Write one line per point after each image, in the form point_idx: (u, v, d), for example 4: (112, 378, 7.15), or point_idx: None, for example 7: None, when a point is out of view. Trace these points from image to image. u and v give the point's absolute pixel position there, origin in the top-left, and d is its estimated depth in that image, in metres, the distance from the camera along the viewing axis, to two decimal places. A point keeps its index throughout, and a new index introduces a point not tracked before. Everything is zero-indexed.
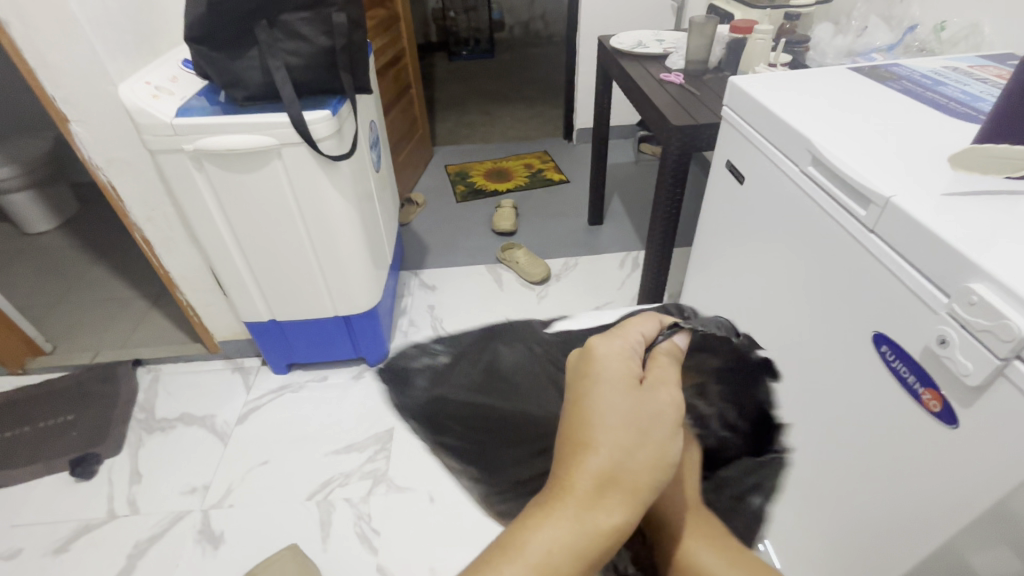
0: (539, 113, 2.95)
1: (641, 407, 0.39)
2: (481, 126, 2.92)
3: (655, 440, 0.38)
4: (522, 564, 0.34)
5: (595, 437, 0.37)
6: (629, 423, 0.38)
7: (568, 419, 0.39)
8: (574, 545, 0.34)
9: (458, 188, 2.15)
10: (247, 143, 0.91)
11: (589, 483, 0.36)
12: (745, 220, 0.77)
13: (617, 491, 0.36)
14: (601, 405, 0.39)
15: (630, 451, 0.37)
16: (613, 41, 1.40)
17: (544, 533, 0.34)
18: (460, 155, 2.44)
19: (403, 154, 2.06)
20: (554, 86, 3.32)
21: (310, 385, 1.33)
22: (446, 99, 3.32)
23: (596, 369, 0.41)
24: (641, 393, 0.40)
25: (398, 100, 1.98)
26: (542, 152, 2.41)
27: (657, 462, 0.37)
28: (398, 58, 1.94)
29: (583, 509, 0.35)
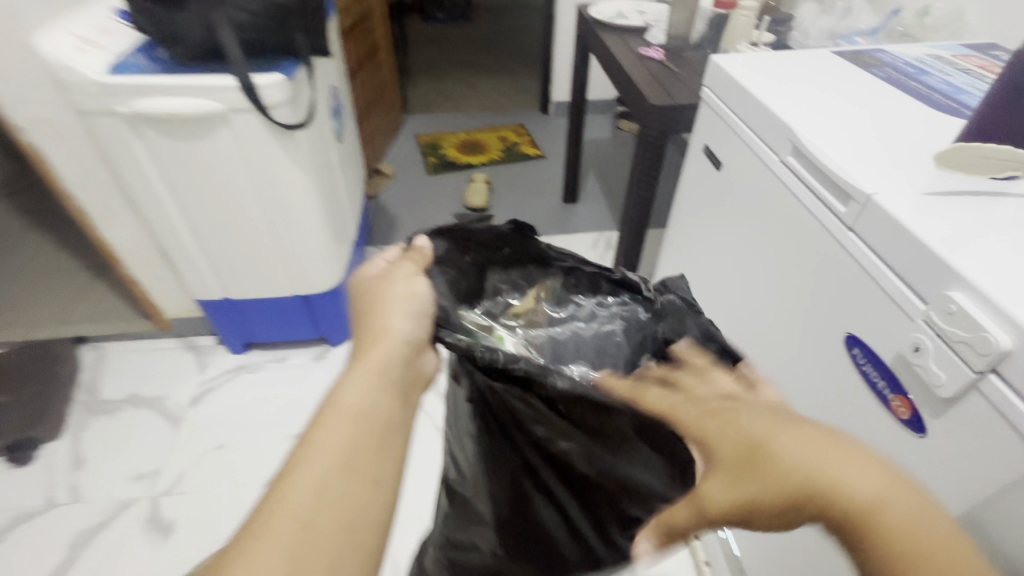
0: (516, 84, 2.85)
1: (388, 284, 0.46)
2: (455, 95, 2.80)
3: (400, 294, 0.45)
4: (335, 423, 0.37)
5: (366, 320, 0.44)
6: (386, 299, 0.44)
7: (355, 325, 0.46)
8: (364, 389, 0.39)
9: (429, 160, 2.07)
10: (190, 107, 0.82)
11: (362, 350, 0.42)
12: (720, 209, 0.74)
13: (384, 339, 0.42)
14: (366, 309, 0.45)
15: (385, 314, 0.44)
16: (592, 11, 1.33)
17: (342, 397, 0.39)
18: (432, 125, 2.34)
19: (371, 122, 1.96)
20: (532, 55, 3.21)
21: (268, 366, 1.27)
22: (420, 64, 3.17)
23: (356, 284, 0.48)
24: (384, 281, 0.46)
25: (366, 64, 1.87)
26: (517, 124, 2.34)
27: (412, 307, 0.44)
28: (365, 18, 1.82)
29: (361, 366, 0.40)
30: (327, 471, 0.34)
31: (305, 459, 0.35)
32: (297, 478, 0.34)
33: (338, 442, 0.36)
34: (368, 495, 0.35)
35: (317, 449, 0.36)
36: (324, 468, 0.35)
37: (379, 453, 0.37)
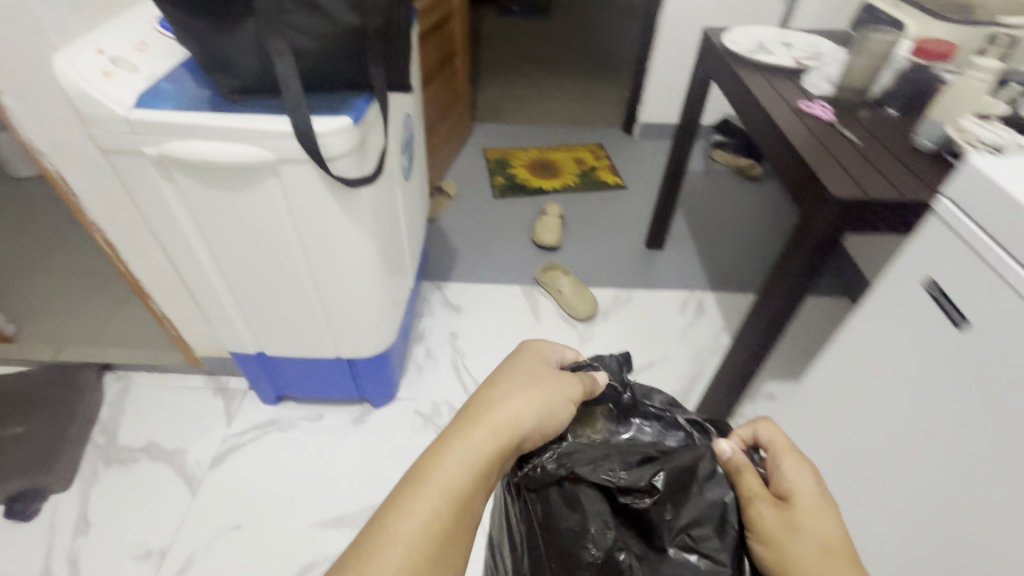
0: (595, 95, 2.60)
1: (542, 388, 0.48)
2: (526, 102, 2.58)
3: (541, 399, 0.47)
4: (432, 487, 0.41)
5: (499, 399, 0.47)
6: (526, 395, 0.47)
7: (486, 387, 0.49)
8: (467, 468, 0.42)
9: (496, 180, 1.88)
10: (234, 154, 0.65)
11: (484, 430, 0.44)
12: (971, 383, 0.52)
13: (505, 432, 0.44)
14: (496, 385, 0.49)
15: (512, 405, 0.46)
16: (725, 37, 1.09)
17: (448, 458, 0.43)
18: (502, 137, 2.14)
19: (437, 135, 1.77)
20: (614, 62, 2.94)
21: (302, 425, 1.12)
22: (492, 62, 2.95)
23: (516, 365, 0.52)
24: (541, 377, 0.50)
25: (440, 70, 1.68)
26: (596, 144, 2.10)
27: (541, 422, 0.46)
28: (445, 20, 1.63)
29: (475, 443, 0.43)
30: (416, 528, 0.40)
31: (409, 514, 0.40)
32: (396, 521, 0.40)
33: (431, 507, 0.40)
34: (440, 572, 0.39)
35: (415, 506, 0.40)
36: (414, 528, 0.40)
37: (463, 538, 0.41)
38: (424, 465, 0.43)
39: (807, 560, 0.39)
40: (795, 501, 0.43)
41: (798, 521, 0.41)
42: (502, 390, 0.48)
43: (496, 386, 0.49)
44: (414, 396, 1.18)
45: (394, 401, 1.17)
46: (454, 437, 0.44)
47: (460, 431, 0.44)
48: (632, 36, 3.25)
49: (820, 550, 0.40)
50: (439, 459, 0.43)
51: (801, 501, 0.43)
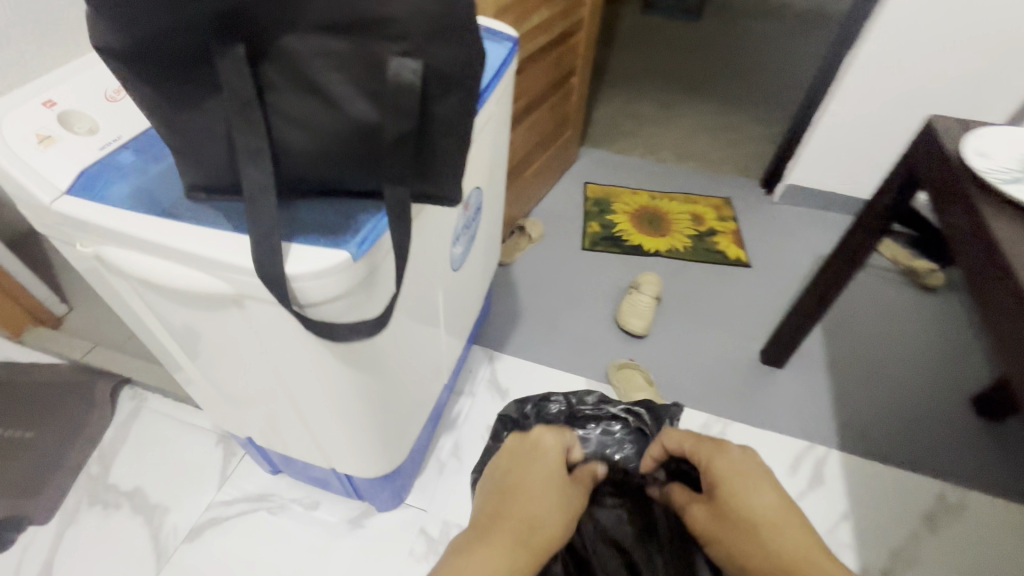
0: (733, 133, 2.20)
1: (560, 493, 0.66)
2: (646, 127, 2.23)
3: (559, 499, 0.65)
4: None
5: (530, 496, 0.63)
6: (548, 499, 0.64)
7: (511, 482, 0.66)
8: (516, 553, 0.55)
9: (591, 226, 1.60)
10: (183, 282, 0.45)
11: (524, 545, 0.57)
12: None
13: (534, 532, 0.59)
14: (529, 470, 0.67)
15: (543, 523, 0.61)
16: (971, 135, 0.72)
17: (484, 561, 0.53)
18: (611, 170, 1.84)
19: (532, 165, 1.51)
20: (767, 93, 2.48)
21: (292, 511, 0.96)
22: (622, 69, 2.60)
23: (539, 460, 0.69)
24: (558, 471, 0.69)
25: (551, 93, 1.42)
26: (722, 197, 1.73)
27: (563, 514, 0.64)
28: (569, 34, 1.36)
29: (512, 542, 0.56)
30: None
31: None
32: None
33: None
34: None
35: None
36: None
37: None
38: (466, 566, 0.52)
39: (742, 515, 0.63)
40: (727, 498, 0.65)
41: (726, 474, 0.66)
42: (529, 480, 0.65)
43: (528, 473, 0.67)
44: (425, 506, 0.98)
45: (401, 507, 0.98)
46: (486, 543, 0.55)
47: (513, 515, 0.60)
48: (793, 60, 2.74)
49: (747, 528, 0.62)
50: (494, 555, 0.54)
51: (740, 492, 0.64)
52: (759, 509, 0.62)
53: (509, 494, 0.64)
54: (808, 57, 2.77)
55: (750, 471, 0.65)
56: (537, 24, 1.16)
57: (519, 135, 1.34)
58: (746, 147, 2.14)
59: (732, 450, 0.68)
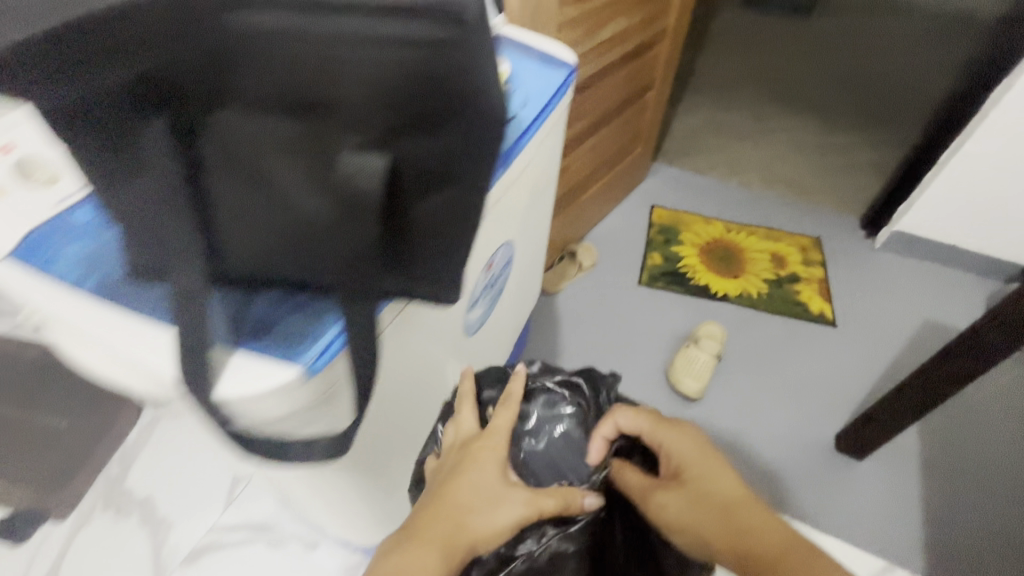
0: (834, 158, 1.93)
1: (493, 490, 0.53)
2: (732, 142, 2.00)
3: (494, 499, 0.52)
4: None
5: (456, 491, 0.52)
6: (470, 491, 0.52)
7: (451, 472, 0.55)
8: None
9: (653, 257, 1.44)
10: (105, 367, 0.44)
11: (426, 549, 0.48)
12: None
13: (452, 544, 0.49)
14: (470, 477, 0.53)
15: (459, 521, 0.50)
16: None
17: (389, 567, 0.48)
18: (683, 193, 1.66)
19: (594, 185, 1.38)
20: (881, 110, 2.16)
21: (291, 548, 0.92)
22: (712, 72, 2.36)
23: (478, 443, 0.56)
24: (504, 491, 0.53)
25: (622, 109, 1.27)
26: (811, 236, 1.50)
27: (491, 514, 0.51)
28: (651, 44, 1.20)
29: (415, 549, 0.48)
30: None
31: None
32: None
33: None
34: None
35: None
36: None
37: None
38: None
39: (716, 503, 0.56)
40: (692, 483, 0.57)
41: (693, 460, 0.59)
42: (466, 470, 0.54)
43: (467, 481, 0.53)
44: None
45: None
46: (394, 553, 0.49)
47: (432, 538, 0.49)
48: (917, 73, 2.36)
49: (725, 513, 0.55)
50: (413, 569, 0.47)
51: (702, 475, 0.58)
52: (725, 493, 0.56)
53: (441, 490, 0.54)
54: (935, 70, 2.38)
55: (711, 453, 0.59)
56: (609, 36, 1.02)
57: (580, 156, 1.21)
58: (847, 175, 1.86)
59: (688, 434, 0.61)
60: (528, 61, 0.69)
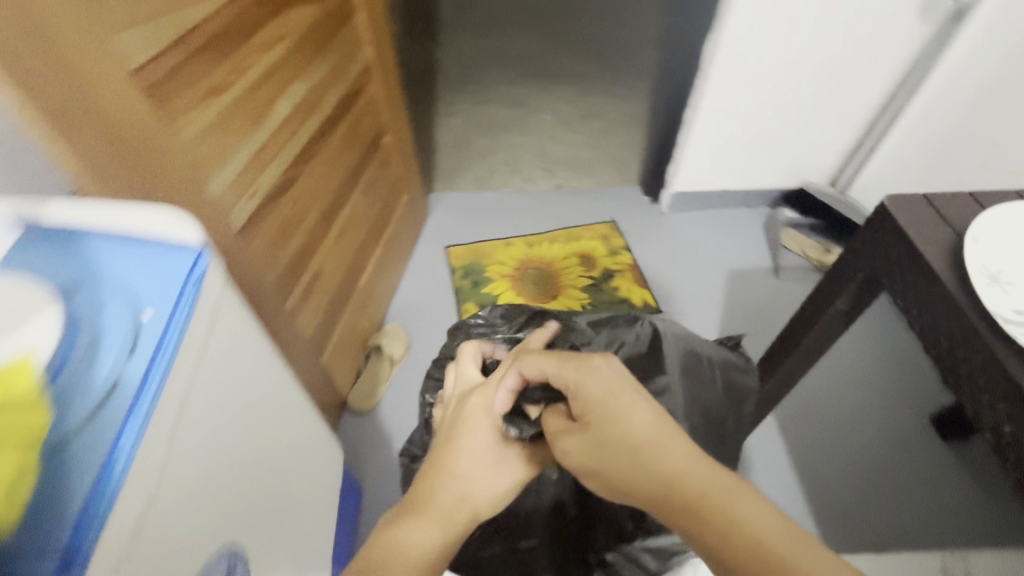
0: (597, 124, 1.94)
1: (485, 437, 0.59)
2: (501, 139, 1.90)
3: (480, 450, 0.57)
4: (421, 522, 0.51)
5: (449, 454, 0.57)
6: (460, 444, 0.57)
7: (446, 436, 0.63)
8: (444, 542, 0.50)
9: (468, 310, 1.26)
10: None
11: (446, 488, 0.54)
12: None
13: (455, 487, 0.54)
14: (463, 440, 0.58)
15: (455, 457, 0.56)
16: (977, 246, 0.47)
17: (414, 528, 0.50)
18: (473, 219, 1.50)
19: (369, 265, 1.13)
20: (619, 62, 2.23)
21: None
22: (457, 66, 2.22)
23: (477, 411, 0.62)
24: (491, 445, 0.58)
25: (360, 175, 1.03)
26: (607, 221, 1.46)
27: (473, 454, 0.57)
28: (357, 94, 0.95)
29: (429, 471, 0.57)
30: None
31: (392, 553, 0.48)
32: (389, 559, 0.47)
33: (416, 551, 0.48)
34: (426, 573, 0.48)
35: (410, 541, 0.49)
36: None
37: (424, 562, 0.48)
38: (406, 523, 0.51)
39: (622, 447, 0.46)
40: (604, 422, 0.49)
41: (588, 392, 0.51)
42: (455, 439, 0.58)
43: (456, 451, 0.57)
44: None
45: None
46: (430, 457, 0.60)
47: (435, 493, 0.54)
48: (633, 16, 2.48)
49: (633, 455, 0.45)
50: (416, 524, 0.50)
51: (614, 414, 0.48)
52: (652, 438, 0.46)
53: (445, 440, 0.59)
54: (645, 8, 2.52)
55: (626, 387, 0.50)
56: (291, 115, 0.76)
57: (331, 252, 0.95)
58: (614, 139, 1.88)
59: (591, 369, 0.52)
60: (141, 252, 0.43)
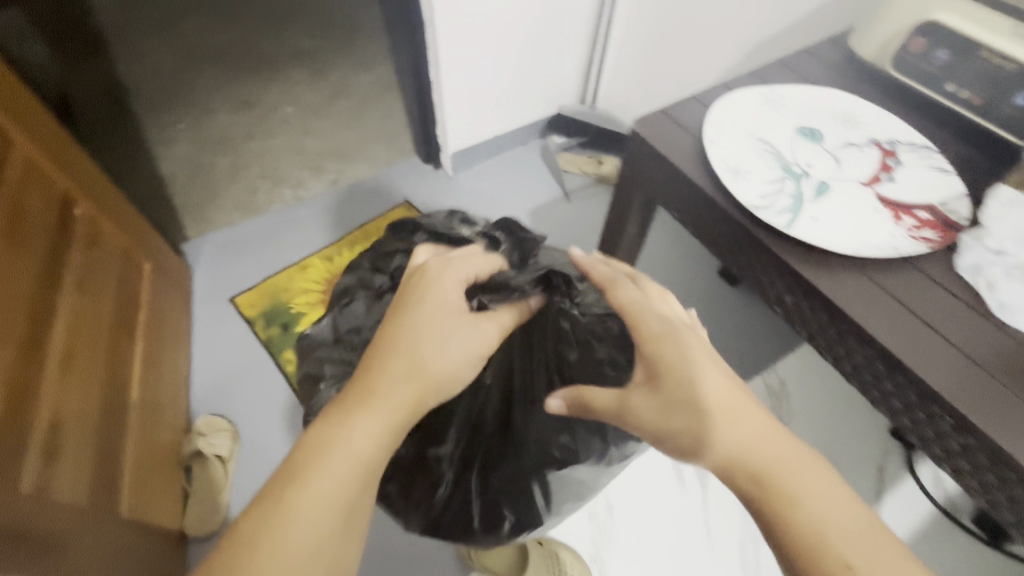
0: (349, 105, 1.79)
1: (437, 310, 0.53)
2: (247, 151, 1.65)
3: (443, 331, 0.52)
4: (338, 459, 0.43)
5: (403, 341, 0.50)
6: (415, 329, 0.52)
7: (386, 317, 0.54)
8: (392, 425, 0.46)
9: (289, 360, 1.10)
10: None
11: (401, 389, 0.48)
12: None
13: (414, 381, 0.49)
14: (419, 315, 0.53)
15: (420, 355, 0.50)
16: (717, 139, 0.51)
17: (355, 435, 0.45)
18: (252, 255, 1.28)
19: (138, 361, 0.89)
20: (344, 33, 2.07)
21: None
22: (157, 89, 1.84)
23: (427, 291, 0.55)
24: (451, 312, 0.54)
25: (65, 267, 0.77)
26: (402, 204, 1.37)
27: (424, 352, 0.51)
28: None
29: (364, 376, 0.49)
30: (344, 487, 0.42)
31: (309, 483, 0.42)
32: (298, 494, 0.41)
33: (339, 484, 0.42)
34: (352, 490, 0.43)
35: (320, 482, 0.42)
36: (344, 477, 0.43)
37: (349, 493, 0.42)
38: (327, 444, 0.44)
39: (734, 426, 0.43)
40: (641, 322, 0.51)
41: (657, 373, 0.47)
42: (406, 325, 0.52)
43: (414, 319, 0.52)
44: None
45: None
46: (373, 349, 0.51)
47: (384, 371, 0.49)
48: None
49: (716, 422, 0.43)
50: (354, 414, 0.46)
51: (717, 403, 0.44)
52: (769, 446, 0.42)
53: (393, 319, 0.53)
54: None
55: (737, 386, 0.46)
56: None
57: (70, 373, 0.72)
58: (371, 113, 1.75)
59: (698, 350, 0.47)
60: None
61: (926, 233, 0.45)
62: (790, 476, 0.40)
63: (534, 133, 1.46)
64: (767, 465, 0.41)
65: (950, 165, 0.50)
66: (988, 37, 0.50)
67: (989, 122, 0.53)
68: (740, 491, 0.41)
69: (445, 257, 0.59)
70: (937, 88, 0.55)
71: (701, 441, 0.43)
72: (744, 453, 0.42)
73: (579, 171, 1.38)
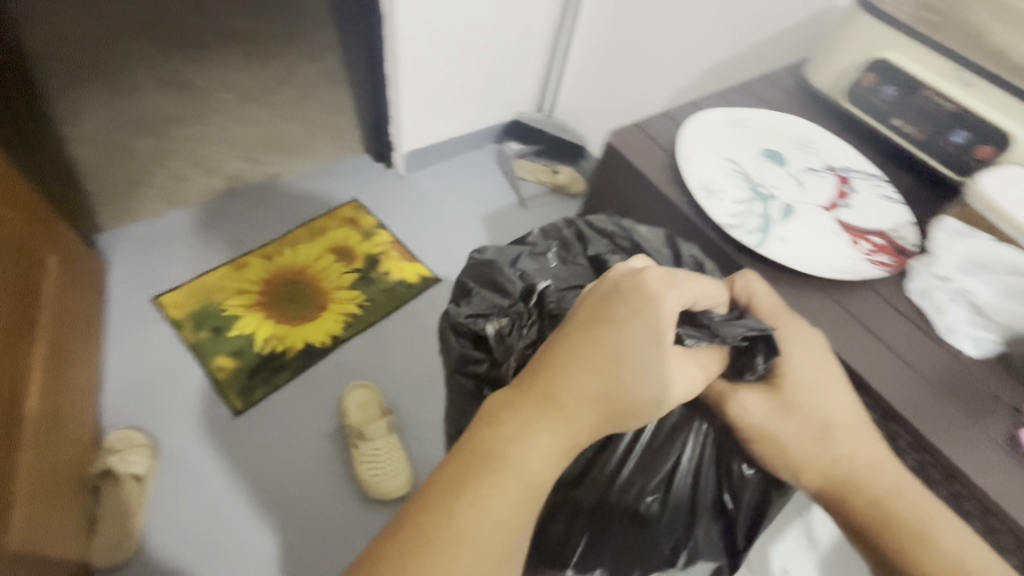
0: (292, 94, 1.69)
1: (641, 317, 0.40)
2: (173, 137, 1.50)
3: (645, 348, 0.40)
4: (507, 478, 0.35)
5: (599, 348, 0.39)
6: (615, 337, 0.39)
7: (580, 312, 0.42)
8: (567, 453, 0.37)
9: (221, 364, 1.01)
10: None
11: (593, 407, 0.38)
12: None
13: (610, 402, 0.38)
14: (624, 322, 0.40)
15: (617, 371, 0.39)
16: (689, 153, 0.52)
17: (531, 451, 0.36)
18: (178, 249, 1.17)
19: (38, 366, 0.78)
20: (287, 19, 1.95)
21: None
22: (66, 62, 1.65)
23: (633, 291, 0.42)
24: (664, 331, 0.40)
25: None
26: (350, 202, 1.30)
27: (613, 369, 0.39)
28: None
29: (547, 381, 0.38)
30: (516, 515, 0.35)
31: (477, 503, 0.35)
32: (465, 507, 0.34)
33: (508, 507, 0.35)
34: (518, 521, 0.35)
35: (489, 503, 0.35)
36: (518, 503, 0.35)
37: (520, 521, 0.35)
38: (500, 456, 0.36)
39: (868, 463, 0.40)
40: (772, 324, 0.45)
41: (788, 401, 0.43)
42: (608, 332, 0.40)
43: (618, 329, 0.40)
44: None
45: None
46: (560, 348, 0.40)
47: (571, 380, 0.38)
48: None
49: (829, 437, 0.41)
50: (533, 430, 0.37)
51: (857, 434, 0.41)
52: (905, 486, 0.39)
53: (592, 317, 0.41)
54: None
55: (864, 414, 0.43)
56: None
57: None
58: (316, 106, 1.66)
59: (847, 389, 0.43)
60: None
61: (877, 259, 0.48)
62: (917, 509, 0.39)
63: (490, 137, 1.44)
64: (893, 494, 0.39)
65: (898, 194, 0.54)
66: (930, 77, 0.55)
67: (928, 156, 0.58)
68: (854, 519, 0.39)
69: (668, 271, 0.45)
70: (884, 122, 0.60)
71: (814, 458, 0.41)
72: (857, 472, 0.40)
73: (534, 177, 1.38)
